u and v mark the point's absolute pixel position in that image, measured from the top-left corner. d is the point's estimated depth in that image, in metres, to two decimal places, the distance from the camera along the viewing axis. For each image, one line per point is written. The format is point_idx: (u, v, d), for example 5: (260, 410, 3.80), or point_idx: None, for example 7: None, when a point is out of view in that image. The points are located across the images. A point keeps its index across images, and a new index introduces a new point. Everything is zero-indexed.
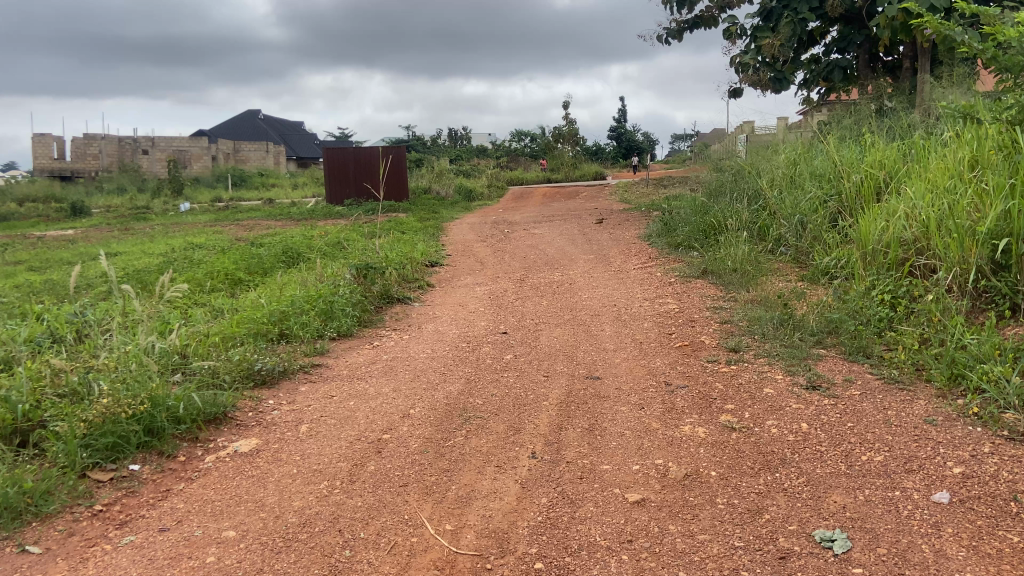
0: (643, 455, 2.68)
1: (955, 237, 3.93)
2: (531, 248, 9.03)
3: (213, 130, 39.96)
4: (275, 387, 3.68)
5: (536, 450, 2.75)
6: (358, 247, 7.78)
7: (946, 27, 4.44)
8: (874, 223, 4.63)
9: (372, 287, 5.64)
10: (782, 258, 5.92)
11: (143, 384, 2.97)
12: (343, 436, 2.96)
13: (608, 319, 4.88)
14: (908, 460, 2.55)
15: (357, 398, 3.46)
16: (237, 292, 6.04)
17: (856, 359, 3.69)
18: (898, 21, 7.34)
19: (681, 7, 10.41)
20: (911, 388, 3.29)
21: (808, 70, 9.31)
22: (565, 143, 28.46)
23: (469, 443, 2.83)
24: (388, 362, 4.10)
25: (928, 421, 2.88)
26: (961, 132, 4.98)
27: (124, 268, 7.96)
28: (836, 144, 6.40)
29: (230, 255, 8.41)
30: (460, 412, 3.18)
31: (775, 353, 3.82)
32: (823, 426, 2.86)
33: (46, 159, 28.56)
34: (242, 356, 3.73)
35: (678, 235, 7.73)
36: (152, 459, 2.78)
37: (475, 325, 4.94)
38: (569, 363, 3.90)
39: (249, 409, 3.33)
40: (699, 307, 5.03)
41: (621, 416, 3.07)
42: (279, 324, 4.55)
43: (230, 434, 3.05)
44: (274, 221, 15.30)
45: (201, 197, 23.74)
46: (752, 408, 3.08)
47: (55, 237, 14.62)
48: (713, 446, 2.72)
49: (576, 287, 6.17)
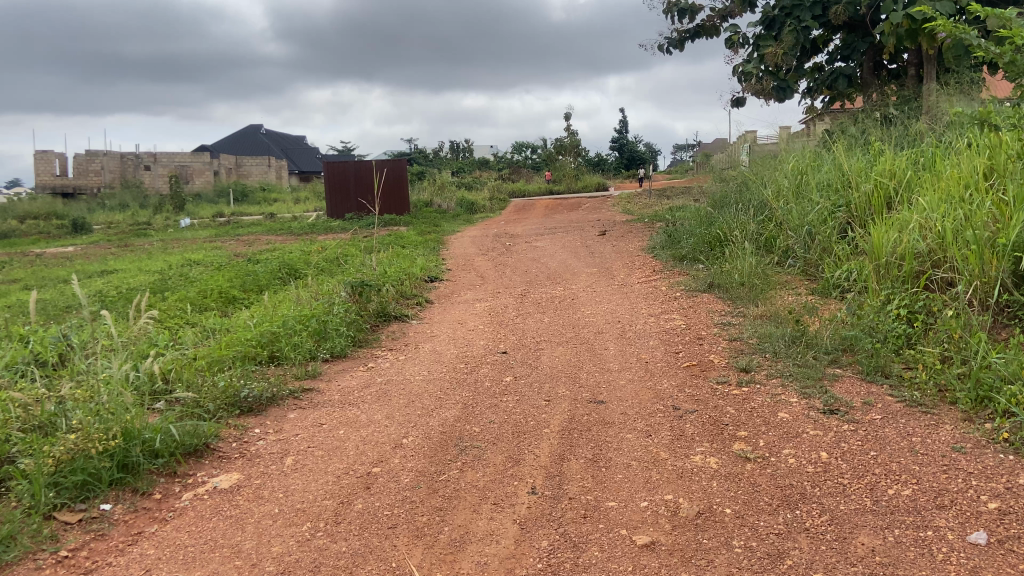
0: (651, 489, 2.49)
1: (974, 249, 3.74)
2: (532, 262, 8.85)
3: (215, 146, 39.99)
4: (262, 414, 3.50)
5: (536, 484, 2.56)
6: (356, 263, 7.61)
7: (960, 32, 4.26)
8: (886, 234, 4.44)
9: (369, 305, 5.45)
10: (790, 271, 5.73)
11: (119, 416, 2.80)
12: (330, 469, 2.77)
13: (612, 337, 4.70)
14: (938, 494, 2.35)
15: (348, 426, 3.28)
16: (229, 312, 5.87)
17: (875, 380, 3.50)
18: (904, 28, 7.18)
19: (682, 17, 10.27)
20: (935, 411, 3.10)
21: (811, 79, 9.14)
22: (566, 154, 28.42)
23: (464, 477, 2.64)
24: (382, 385, 3.91)
25: (956, 448, 2.68)
26: (975, 139, 4.79)
27: (118, 287, 7.80)
28: (844, 152, 6.22)
29: (227, 272, 8.27)
30: (456, 441, 3.00)
31: (788, 374, 3.63)
32: (844, 456, 2.67)
33: (48, 176, 28.44)
34: (227, 382, 3.55)
35: (682, 247, 7.56)
36: (125, 496, 2.60)
37: (474, 344, 4.75)
38: (572, 386, 3.71)
39: (233, 439, 3.15)
40: (707, 323, 4.85)
41: (626, 445, 2.88)
42: (269, 346, 4.38)
43: (211, 467, 2.87)
44: (274, 236, 15.15)
45: (202, 212, 23.60)
46: (766, 435, 2.90)
47: (55, 255, 14.50)
48: (726, 479, 2.53)
49: (579, 303, 5.99)
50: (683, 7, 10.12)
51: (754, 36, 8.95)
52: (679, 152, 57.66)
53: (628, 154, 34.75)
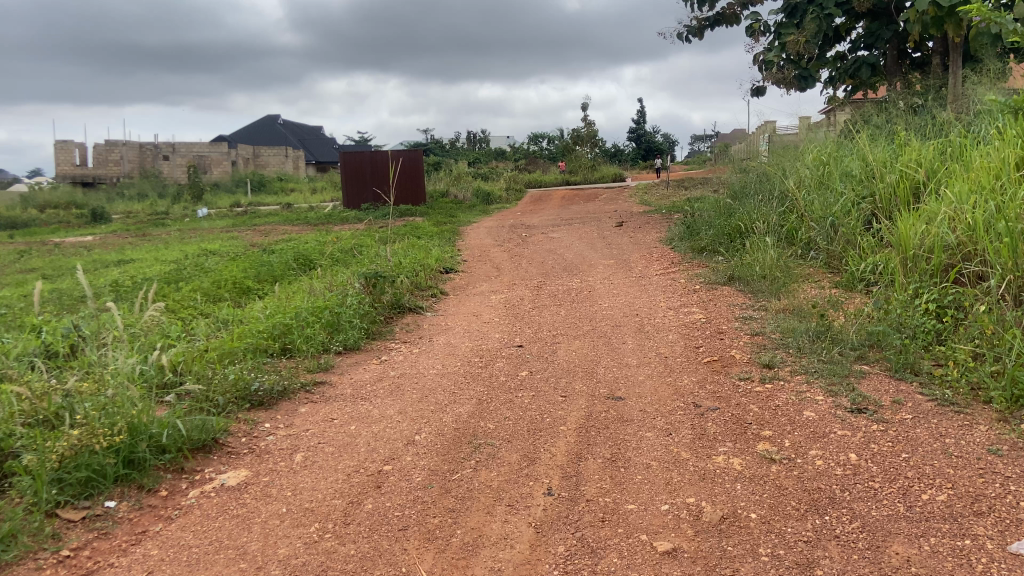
0: (672, 491, 2.39)
1: (1007, 242, 3.59)
2: (549, 253, 8.73)
3: (234, 136, 40.14)
4: (273, 409, 3.44)
5: (552, 485, 2.47)
6: (370, 254, 7.55)
7: (994, 16, 4.09)
8: (913, 226, 4.29)
9: (382, 297, 5.38)
10: (813, 264, 5.58)
11: (126, 409, 2.76)
12: (340, 467, 2.70)
13: (630, 331, 4.59)
14: (975, 499, 2.23)
15: (359, 421, 3.20)
16: (242, 303, 5.83)
17: (903, 377, 3.37)
18: (930, 15, 6.96)
19: (702, 5, 10.08)
20: (968, 411, 2.96)
21: (834, 68, 8.94)
22: (583, 145, 28.26)
23: (478, 477, 2.55)
24: (395, 380, 3.83)
25: (991, 450, 2.55)
26: (1008, 127, 4.61)
27: (133, 277, 7.79)
28: (869, 141, 6.05)
29: (242, 262, 8.24)
30: (469, 438, 2.92)
31: (813, 370, 3.51)
32: (874, 458, 2.55)
33: (69, 166, 28.65)
34: (237, 375, 3.49)
35: (701, 238, 7.42)
36: (131, 493, 2.56)
37: (489, 337, 4.67)
38: (588, 381, 3.61)
39: (242, 434, 3.10)
40: (728, 317, 4.72)
41: (646, 444, 2.79)
42: (281, 338, 4.33)
43: (219, 464, 2.82)
44: (290, 226, 15.15)
45: (220, 202, 23.69)
46: (792, 435, 2.78)
47: (74, 244, 14.58)
48: (750, 481, 2.43)
49: (596, 295, 5.89)
50: None
51: (776, 24, 8.74)
52: (697, 143, 57.15)
53: (645, 144, 34.46)
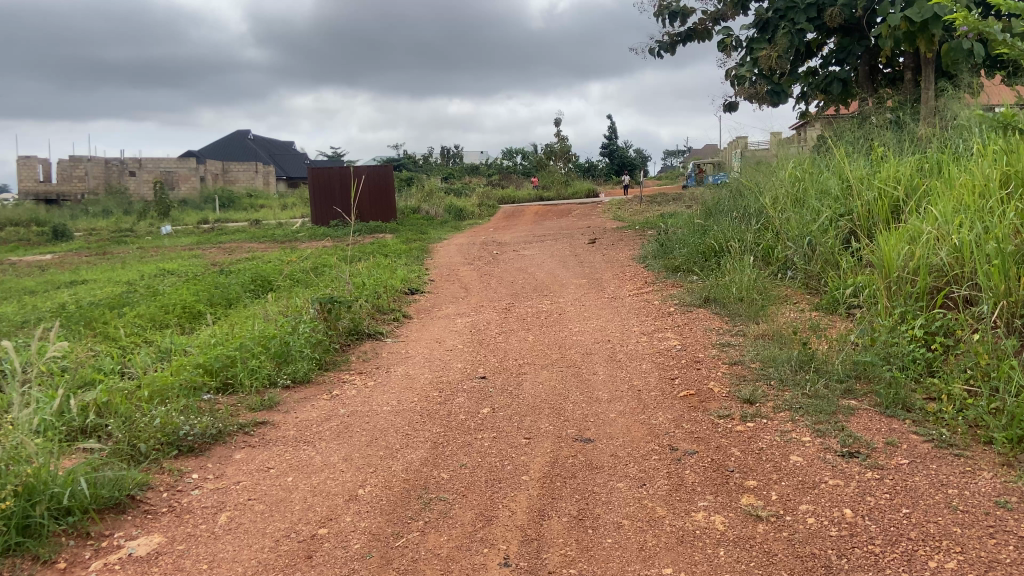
0: (646, 560, 2.09)
1: (997, 265, 3.35)
2: (519, 272, 8.45)
3: (204, 152, 39.47)
4: (203, 456, 3.09)
5: (510, 552, 2.16)
6: (331, 274, 7.21)
7: (983, 25, 3.88)
8: (897, 246, 4.05)
9: (339, 324, 5.03)
10: (791, 284, 5.35)
11: (22, 465, 2.39)
12: (269, 531, 2.36)
13: (601, 359, 4.31)
14: (988, 567, 1.95)
15: (297, 471, 2.85)
16: (191, 330, 5.45)
17: (895, 413, 3.11)
18: (902, 30, 6.79)
19: (673, 21, 9.93)
20: (968, 454, 2.70)
21: (805, 83, 8.82)
22: (557, 160, 28.25)
23: (425, 543, 2.23)
24: (344, 418, 3.49)
25: (1000, 503, 2.29)
26: (990, 144, 4.42)
27: (79, 301, 7.33)
28: (845, 156, 5.85)
29: (197, 284, 7.84)
30: (419, 493, 2.59)
31: (797, 407, 3.24)
32: (871, 514, 2.27)
33: (31, 182, 27.76)
34: (165, 418, 3.13)
35: (675, 257, 7.19)
36: (22, 566, 2.18)
37: (451, 367, 4.36)
38: (555, 420, 3.31)
39: (165, 488, 2.75)
40: (704, 343, 4.46)
41: (616, 496, 2.49)
42: (222, 372, 3.97)
43: (132, 527, 2.45)
44: (256, 243, 14.71)
45: (187, 219, 23.09)
46: (779, 487, 2.50)
47: (29, 264, 14.00)
48: (735, 545, 2.14)
49: (566, 319, 5.61)
50: (674, 10, 9.77)
51: (747, 39, 8.60)
52: (669, 158, 57.66)
53: (618, 160, 34.50)
